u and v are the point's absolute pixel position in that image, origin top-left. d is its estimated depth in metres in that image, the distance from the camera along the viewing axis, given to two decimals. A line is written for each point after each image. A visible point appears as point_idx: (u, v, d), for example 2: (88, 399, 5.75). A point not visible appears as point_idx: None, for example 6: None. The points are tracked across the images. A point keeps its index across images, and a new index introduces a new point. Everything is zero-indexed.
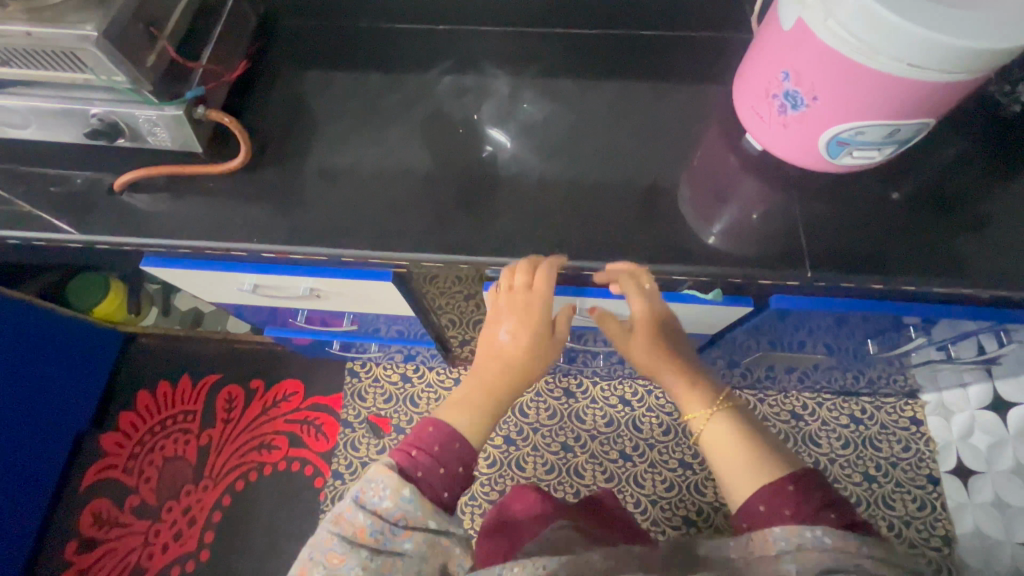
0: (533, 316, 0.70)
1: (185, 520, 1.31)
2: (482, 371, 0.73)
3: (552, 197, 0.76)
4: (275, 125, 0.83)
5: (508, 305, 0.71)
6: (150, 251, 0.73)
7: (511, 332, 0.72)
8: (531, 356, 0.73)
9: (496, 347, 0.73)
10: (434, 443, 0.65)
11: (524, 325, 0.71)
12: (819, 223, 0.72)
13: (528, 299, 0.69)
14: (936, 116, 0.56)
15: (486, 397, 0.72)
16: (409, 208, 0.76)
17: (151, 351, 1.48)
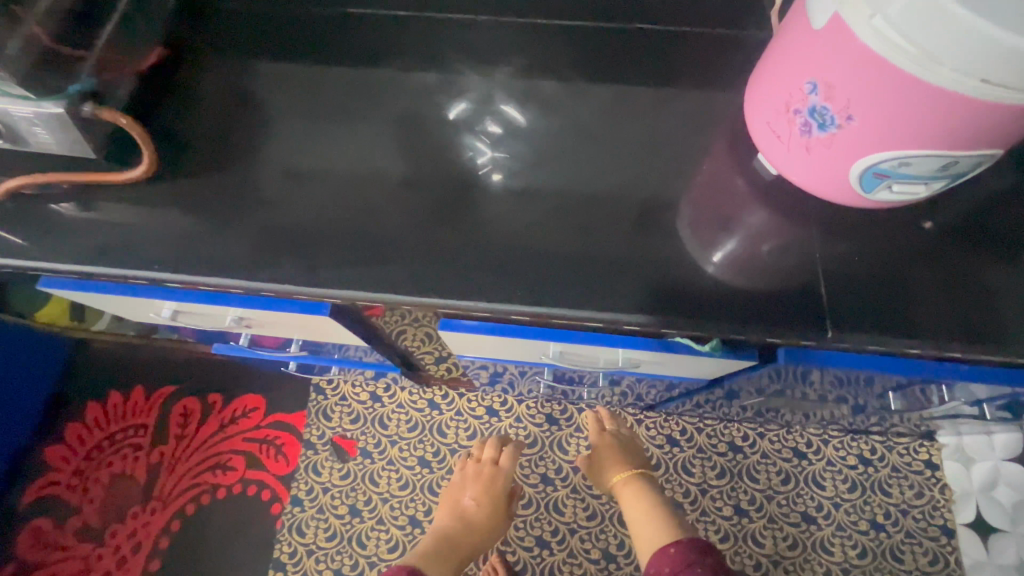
0: (489, 484, 1.10)
1: (130, 545, 1.21)
2: (452, 520, 1.07)
3: (521, 220, 0.64)
4: (199, 124, 0.70)
5: (474, 479, 1.12)
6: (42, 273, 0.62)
7: (473, 498, 1.09)
8: (483, 521, 1.06)
9: (462, 508, 1.08)
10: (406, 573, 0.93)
11: (483, 491, 1.09)
12: (842, 264, 0.59)
13: (485, 478, 1.11)
14: (1004, 146, 0.44)
15: (457, 542, 1.04)
16: (350, 229, 0.64)
17: (103, 358, 1.37)
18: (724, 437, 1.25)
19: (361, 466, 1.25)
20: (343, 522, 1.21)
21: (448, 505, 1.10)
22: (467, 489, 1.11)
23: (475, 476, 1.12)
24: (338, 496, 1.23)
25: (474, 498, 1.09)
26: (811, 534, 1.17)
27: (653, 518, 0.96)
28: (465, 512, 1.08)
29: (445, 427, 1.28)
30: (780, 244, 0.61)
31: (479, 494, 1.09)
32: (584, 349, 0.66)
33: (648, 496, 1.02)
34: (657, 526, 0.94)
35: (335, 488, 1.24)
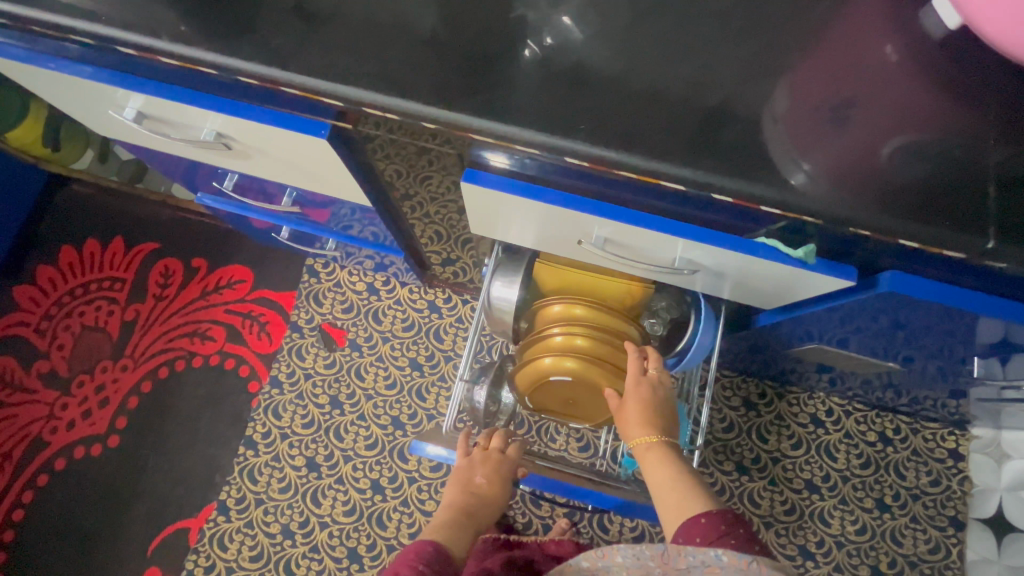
0: (502, 467, 0.78)
1: (97, 399, 1.15)
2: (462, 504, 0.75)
3: (587, 58, 0.50)
4: None
5: (483, 461, 0.78)
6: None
7: (479, 481, 0.77)
8: (494, 496, 0.77)
9: (471, 487, 0.77)
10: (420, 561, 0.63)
11: (495, 475, 0.77)
12: (1004, 167, 0.45)
13: (496, 458, 0.79)
14: None
15: (467, 521, 0.74)
16: (374, 37, 0.50)
17: (81, 203, 1.25)
18: (740, 391, 1.15)
19: (348, 358, 1.17)
20: (322, 411, 1.14)
21: (455, 482, 0.78)
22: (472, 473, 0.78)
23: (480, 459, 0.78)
24: (320, 384, 1.15)
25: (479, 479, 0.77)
26: (811, 502, 1.10)
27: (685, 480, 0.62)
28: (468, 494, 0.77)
29: (443, 332, 1.18)
30: (928, 133, 0.46)
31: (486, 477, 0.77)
32: (638, 234, 0.53)
33: (673, 461, 0.64)
34: (683, 494, 0.61)
35: (317, 376, 1.16)
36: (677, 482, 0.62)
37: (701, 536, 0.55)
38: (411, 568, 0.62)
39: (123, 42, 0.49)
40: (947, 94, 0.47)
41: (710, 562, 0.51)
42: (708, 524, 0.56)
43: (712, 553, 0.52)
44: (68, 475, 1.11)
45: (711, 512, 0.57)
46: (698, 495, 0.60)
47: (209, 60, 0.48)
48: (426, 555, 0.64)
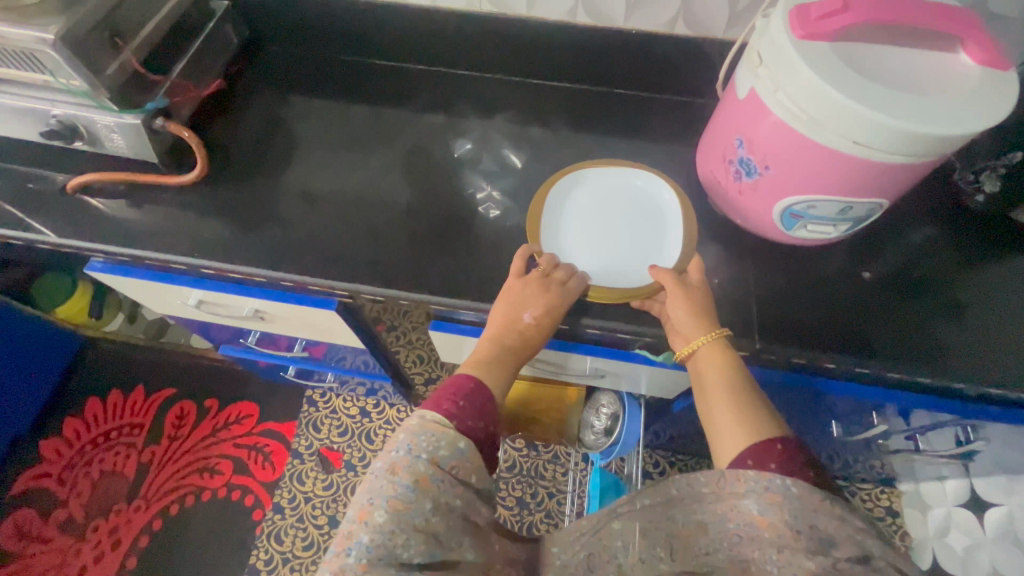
0: (556, 294, 0.65)
1: (110, 541, 1.23)
2: (507, 342, 0.64)
3: (509, 243, 0.76)
4: (238, 153, 0.84)
5: (540, 289, 0.65)
6: (108, 256, 0.74)
7: (539, 318, 0.64)
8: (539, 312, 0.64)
9: (516, 316, 0.64)
10: (462, 401, 0.58)
11: (547, 304, 0.64)
12: (774, 294, 0.70)
13: (557, 291, 0.64)
14: (887, 196, 0.55)
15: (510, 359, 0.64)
16: (370, 243, 0.76)
17: (111, 358, 1.44)
18: (695, 471, 1.30)
19: (344, 478, 1.30)
20: (321, 531, 1.24)
21: (505, 298, 0.65)
22: (527, 305, 0.64)
23: (539, 284, 0.65)
24: (319, 506, 1.27)
25: (538, 316, 0.64)
26: None
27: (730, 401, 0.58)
28: (520, 337, 0.64)
29: None
30: (727, 277, 0.72)
31: (542, 318, 0.64)
32: (556, 355, 0.75)
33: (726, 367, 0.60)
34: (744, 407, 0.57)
35: (316, 498, 1.28)
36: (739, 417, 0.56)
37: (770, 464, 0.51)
38: (450, 404, 0.58)
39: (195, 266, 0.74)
40: (736, 251, 0.74)
41: (774, 490, 0.48)
42: (779, 456, 0.51)
43: (778, 483, 0.49)
44: None
45: (771, 445, 0.52)
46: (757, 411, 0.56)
47: (256, 272, 0.73)
48: (467, 392, 0.59)
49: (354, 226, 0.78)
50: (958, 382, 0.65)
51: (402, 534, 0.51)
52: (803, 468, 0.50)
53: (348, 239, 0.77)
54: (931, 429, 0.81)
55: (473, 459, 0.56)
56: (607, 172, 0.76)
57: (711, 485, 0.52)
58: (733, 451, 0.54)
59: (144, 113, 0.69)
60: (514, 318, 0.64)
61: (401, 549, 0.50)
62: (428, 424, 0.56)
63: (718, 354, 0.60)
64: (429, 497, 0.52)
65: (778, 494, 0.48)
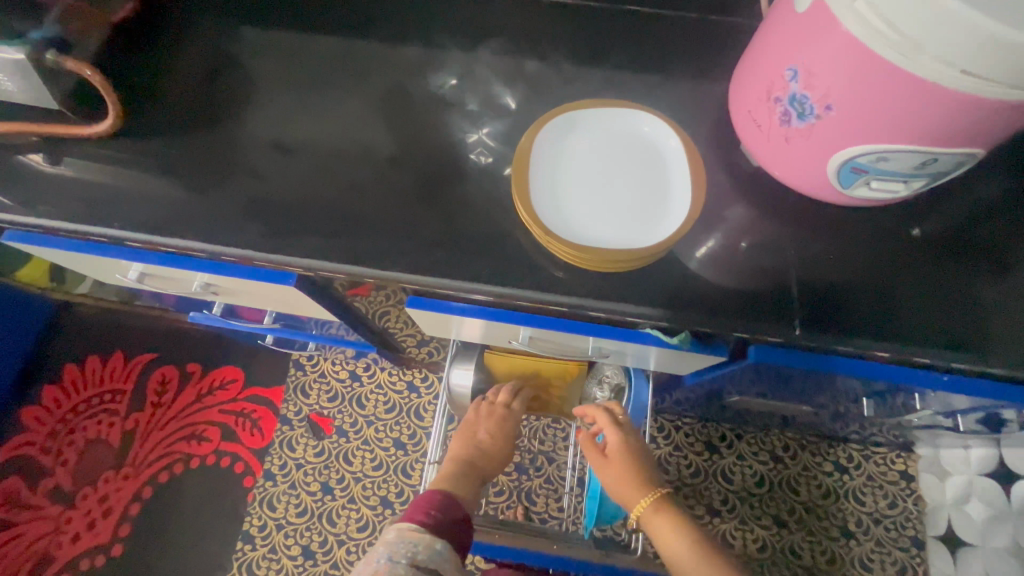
0: (503, 419, 0.82)
1: (100, 509, 1.21)
2: (469, 459, 0.81)
3: (496, 202, 0.64)
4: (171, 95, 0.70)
5: (487, 416, 0.83)
6: (24, 225, 0.63)
7: (490, 435, 0.83)
8: (501, 436, 0.82)
9: (472, 441, 0.83)
10: (433, 513, 0.71)
11: (497, 427, 0.82)
12: (813, 262, 0.59)
13: (502, 412, 0.83)
14: (986, 144, 0.42)
15: (476, 473, 0.81)
16: (331, 205, 0.64)
17: (84, 322, 1.36)
18: (701, 435, 1.24)
19: (336, 444, 1.25)
20: (314, 498, 1.21)
21: (461, 433, 0.84)
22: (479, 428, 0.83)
23: (488, 413, 0.83)
24: (311, 473, 1.23)
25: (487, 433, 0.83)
26: (781, 537, 1.17)
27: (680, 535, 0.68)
28: (479, 454, 0.82)
29: (423, 410, 1.27)
30: (757, 241, 0.60)
31: (495, 435, 0.83)
32: (552, 334, 0.65)
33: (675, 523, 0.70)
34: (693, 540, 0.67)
35: (308, 465, 1.23)
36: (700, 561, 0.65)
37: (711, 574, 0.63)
38: (422, 515, 0.71)
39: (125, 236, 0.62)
40: (768, 209, 0.61)
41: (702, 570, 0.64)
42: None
43: None
44: None
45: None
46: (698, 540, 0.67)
47: (196, 245, 0.61)
48: (438, 503, 0.73)
49: (312, 184, 0.65)
50: None
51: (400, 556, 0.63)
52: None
53: (305, 200, 0.65)
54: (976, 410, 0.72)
55: (446, 556, 0.67)
56: (614, 108, 0.60)
57: None
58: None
59: (31, 47, 0.56)
60: (470, 439, 0.82)
61: None
62: (405, 532, 0.67)
63: (665, 518, 0.70)
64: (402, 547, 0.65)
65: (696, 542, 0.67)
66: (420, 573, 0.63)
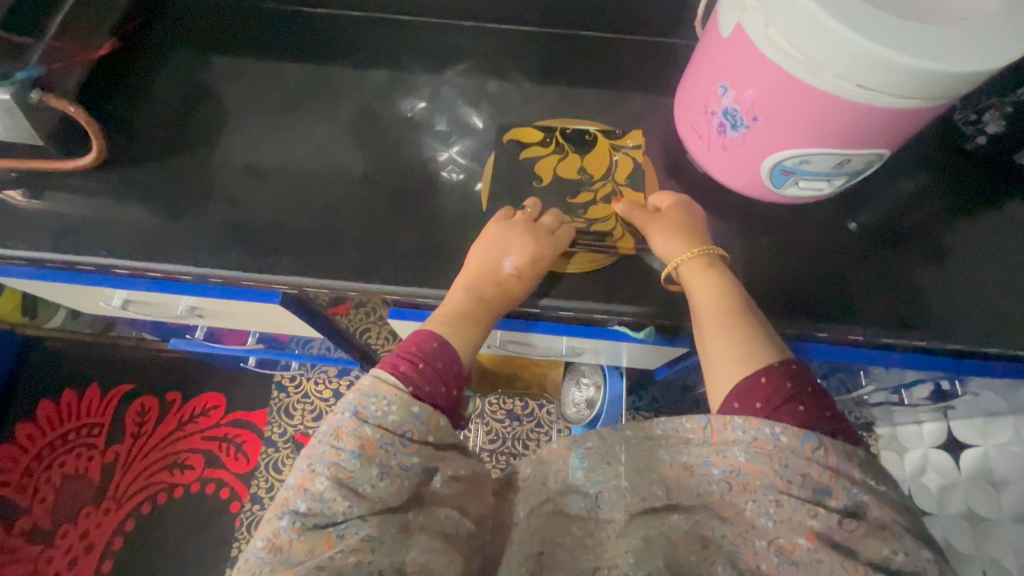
0: (541, 248, 0.58)
1: (82, 546, 1.18)
2: (482, 292, 0.58)
3: (469, 216, 0.68)
4: (147, 126, 0.72)
5: (523, 227, 0.59)
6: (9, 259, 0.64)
7: (521, 265, 0.58)
8: (520, 244, 0.58)
9: (495, 274, 0.59)
10: (421, 360, 0.54)
11: (532, 258, 0.58)
12: (759, 259, 0.65)
13: (542, 236, 0.59)
14: (890, 145, 0.49)
15: (482, 314, 0.58)
16: (311, 226, 0.67)
17: (57, 356, 1.34)
18: None
19: None
20: None
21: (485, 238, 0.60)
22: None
23: (529, 228, 0.59)
24: None
25: (522, 263, 0.58)
26: None
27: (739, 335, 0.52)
28: (499, 289, 0.59)
29: None
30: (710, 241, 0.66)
31: (525, 268, 0.59)
32: (526, 336, 0.69)
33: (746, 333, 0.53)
34: (745, 344, 0.52)
35: None
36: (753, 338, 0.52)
37: (761, 400, 0.48)
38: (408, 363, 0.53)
39: (109, 265, 0.65)
40: (719, 212, 0.67)
41: (763, 439, 0.45)
42: (772, 386, 0.48)
43: (767, 431, 0.45)
44: None
45: (773, 369, 0.49)
46: (760, 342, 0.52)
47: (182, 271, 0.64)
48: (427, 353, 0.54)
49: (294, 208, 0.68)
50: (955, 341, 0.62)
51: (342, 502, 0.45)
52: (790, 402, 0.47)
53: (286, 222, 0.67)
54: (916, 382, 0.79)
55: (429, 422, 0.50)
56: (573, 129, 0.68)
57: (697, 432, 0.48)
58: (726, 384, 0.51)
59: (14, 85, 0.58)
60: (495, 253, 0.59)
61: (340, 514, 0.44)
62: (384, 383, 0.50)
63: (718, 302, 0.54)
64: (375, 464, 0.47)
65: (767, 444, 0.44)
66: (392, 439, 0.48)
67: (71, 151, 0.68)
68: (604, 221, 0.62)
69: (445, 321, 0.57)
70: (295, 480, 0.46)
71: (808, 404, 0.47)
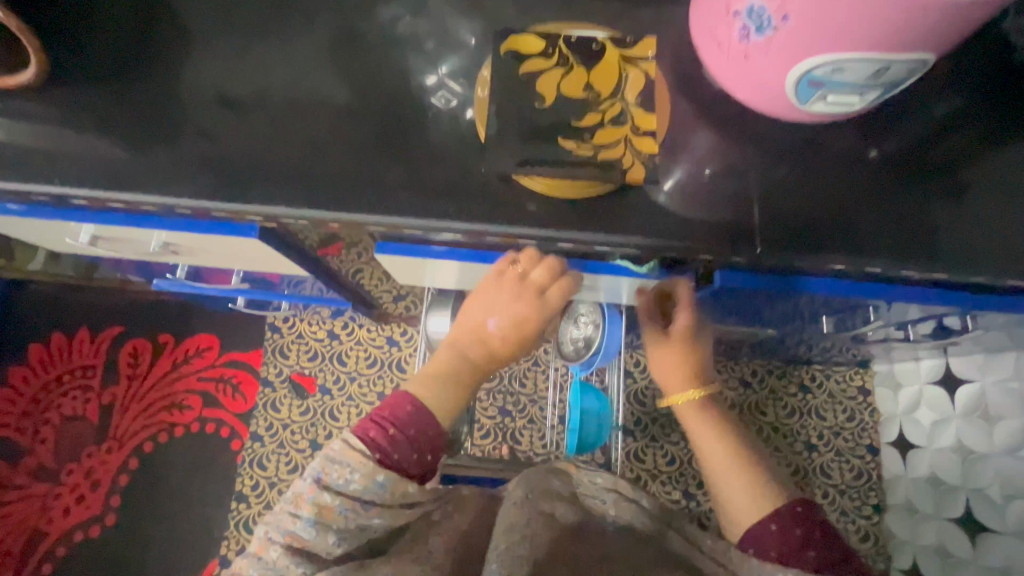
0: (527, 322, 0.65)
1: (88, 483, 1.21)
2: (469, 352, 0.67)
3: (460, 140, 0.62)
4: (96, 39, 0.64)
5: (512, 288, 0.62)
6: None
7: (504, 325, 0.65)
8: (512, 320, 0.64)
9: (482, 331, 0.66)
10: (395, 423, 0.59)
11: (514, 324, 0.64)
12: (774, 186, 0.60)
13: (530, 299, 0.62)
14: (938, 49, 0.43)
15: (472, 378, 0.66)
16: (287, 152, 0.61)
17: (42, 299, 1.31)
18: None
19: (320, 402, 1.26)
20: (304, 455, 1.23)
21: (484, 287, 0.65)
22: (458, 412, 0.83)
23: (518, 289, 0.61)
24: (298, 431, 1.24)
25: (503, 324, 0.65)
26: None
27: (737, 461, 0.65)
28: (485, 351, 0.67)
29: (404, 362, 1.28)
30: (723, 166, 0.61)
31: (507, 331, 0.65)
32: None
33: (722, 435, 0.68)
34: (755, 487, 0.62)
35: (294, 424, 1.25)
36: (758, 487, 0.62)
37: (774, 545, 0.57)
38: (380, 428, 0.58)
39: (69, 196, 0.60)
40: (733, 135, 0.62)
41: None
42: (781, 532, 0.58)
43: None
44: (69, 561, 1.17)
45: (782, 514, 0.59)
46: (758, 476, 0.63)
47: (148, 201, 0.59)
48: (406, 413, 0.60)
49: (267, 133, 0.62)
50: (975, 274, 0.58)
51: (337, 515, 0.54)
52: (801, 550, 0.56)
53: (259, 149, 0.61)
54: (924, 318, 0.76)
55: (393, 489, 0.56)
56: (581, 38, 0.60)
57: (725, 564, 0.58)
58: (743, 524, 0.60)
59: None
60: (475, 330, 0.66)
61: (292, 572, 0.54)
62: (348, 449, 0.55)
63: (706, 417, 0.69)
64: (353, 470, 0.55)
65: None
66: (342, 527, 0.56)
67: (15, 67, 0.60)
68: (614, 145, 0.54)
69: (422, 383, 0.64)
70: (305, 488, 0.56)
71: (818, 547, 0.56)
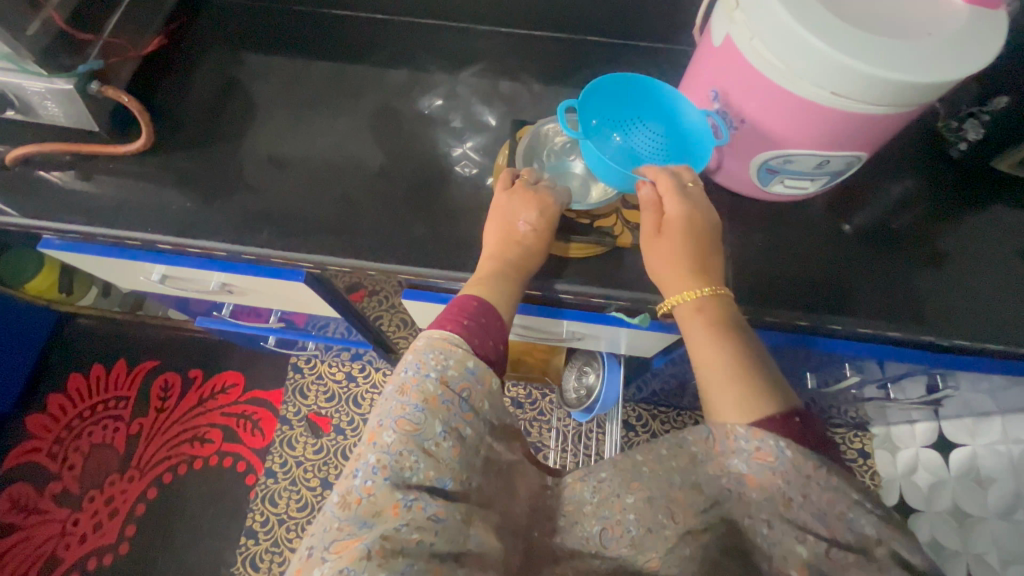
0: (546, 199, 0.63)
1: (107, 510, 1.26)
2: (511, 255, 0.62)
3: (480, 206, 0.73)
4: (185, 116, 0.78)
5: (523, 196, 0.63)
6: (66, 235, 0.71)
7: (532, 223, 0.62)
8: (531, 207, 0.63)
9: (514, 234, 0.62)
10: (467, 315, 0.56)
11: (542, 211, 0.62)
12: (752, 253, 0.69)
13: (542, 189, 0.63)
14: (866, 149, 0.53)
15: (515, 274, 0.62)
16: (333, 212, 0.73)
17: (88, 333, 1.42)
18: (676, 423, 1.34)
19: (334, 442, 1.32)
20: (314, 493, 1.27)
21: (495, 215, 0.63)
22: None
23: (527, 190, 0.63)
24: (311, 469, 1.29)
25: (532, 220, 0.62)
26: None
27: (742, 351, 0.53)
28: (517, 245, 0.62)
29: None
30: None
31: (538, 224, 0.62)
32: (529, 318, 0.75)
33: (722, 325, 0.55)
34: (742, 360, 0.52)
35: (308, 462, 1.30)
36: (747, 369, 0.51)
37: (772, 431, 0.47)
38: (458, 319, 0.55)
39: (139, 240, 0.70)
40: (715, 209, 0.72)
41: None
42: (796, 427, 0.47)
43: (770, 443, 0.46)
44: None
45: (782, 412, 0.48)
46: (763, 374, 0.51)
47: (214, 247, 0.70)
48: (472, 310, 0.57)
49: (318, 195, 0.74)
50: (934, 335, 0.66)
51: (411, 456, 0.47)
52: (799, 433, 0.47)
53: (311, 209, 0.73)
54: (900, 376, 0.83)
55: (485, 381, 0.53)
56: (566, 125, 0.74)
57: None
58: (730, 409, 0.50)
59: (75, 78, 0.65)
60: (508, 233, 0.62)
61: (409, 471, 0.47)
62: (439, 339, 0.53)
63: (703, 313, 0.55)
64: (439, 420, 0.49)
65: (770, 455, 0.46)
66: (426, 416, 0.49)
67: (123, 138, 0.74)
68: (605, 217, 0.66)
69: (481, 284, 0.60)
70: (366, 435, 0.49)
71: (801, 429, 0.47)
